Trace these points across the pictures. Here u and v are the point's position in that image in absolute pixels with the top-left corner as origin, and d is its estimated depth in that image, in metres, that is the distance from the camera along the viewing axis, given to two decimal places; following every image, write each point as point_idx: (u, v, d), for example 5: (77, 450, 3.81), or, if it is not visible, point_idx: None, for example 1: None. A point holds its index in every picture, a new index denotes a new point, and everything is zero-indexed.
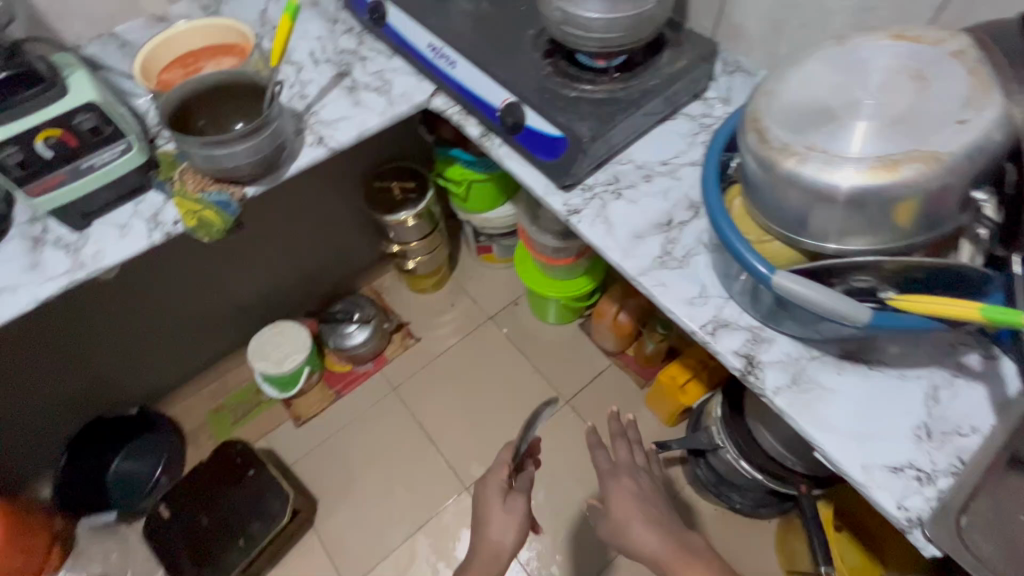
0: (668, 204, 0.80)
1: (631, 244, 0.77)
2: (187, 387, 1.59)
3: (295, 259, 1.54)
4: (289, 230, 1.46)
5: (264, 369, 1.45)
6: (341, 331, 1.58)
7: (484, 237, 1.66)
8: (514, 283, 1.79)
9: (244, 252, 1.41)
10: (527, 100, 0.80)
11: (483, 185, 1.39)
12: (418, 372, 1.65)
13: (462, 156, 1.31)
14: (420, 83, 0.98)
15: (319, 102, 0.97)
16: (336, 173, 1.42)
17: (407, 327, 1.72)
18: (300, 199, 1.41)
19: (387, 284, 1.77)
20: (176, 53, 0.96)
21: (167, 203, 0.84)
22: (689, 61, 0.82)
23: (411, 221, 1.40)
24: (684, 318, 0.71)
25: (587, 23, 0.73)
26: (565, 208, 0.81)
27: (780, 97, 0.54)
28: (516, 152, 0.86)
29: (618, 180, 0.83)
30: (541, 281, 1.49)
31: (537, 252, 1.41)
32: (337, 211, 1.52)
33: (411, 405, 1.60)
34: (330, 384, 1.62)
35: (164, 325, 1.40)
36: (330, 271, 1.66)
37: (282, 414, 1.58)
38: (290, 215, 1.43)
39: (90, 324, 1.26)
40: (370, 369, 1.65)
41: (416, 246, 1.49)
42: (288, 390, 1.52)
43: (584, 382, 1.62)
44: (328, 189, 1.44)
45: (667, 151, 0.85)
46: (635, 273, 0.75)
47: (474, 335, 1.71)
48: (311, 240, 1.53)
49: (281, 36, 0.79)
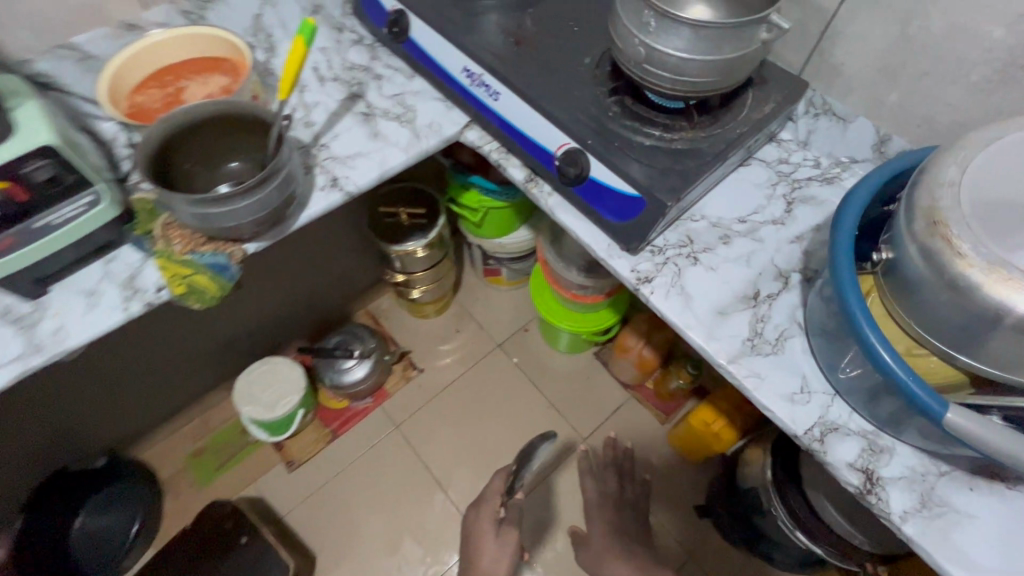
0: (752, 271, 0.70)
1: (714, 322, 0.67)
2: (162, 429, 1.42)
3: (287, 290, 1.37)
4: (285, 264, 1.29)
5: (254, 415, 1.30)
6: (338, 366, 1.43)
7: (493, 260, 1.52)
8: (523, 307, 1.66)
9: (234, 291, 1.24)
10: (593, 148, 0.67)
11: (501, 211, 1.26)
12: (423, 408, 1.53)
13: (482, 184, 1.16)
14: (449, 111, 0.84)
15: (330, 132, 0.81)
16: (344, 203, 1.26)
17: (408, 357, 1.58)
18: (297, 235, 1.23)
19: (385, 308, 1.64)
20: (153, 68, 0.79)
21: (147, 263, 0.68)
22: (777, 104, 0.70)
23: (421, 251, 1.26)
24: (786, 419, 0.60)
25: (679, 66, 0.60)
26: (634, 275, 0.69)
27: (974, 194, 0.43)
28: (570, 203, 0.74)
29: (692, 241, 0.72)
30: (561, 315, 1.37)
31: (562, 290, 1.30)
32: (337, 240, 1.35)
33: (416, 444, 1.48)
34: (325, 422, 1.48)
35: (137, 373, 1.22)
36: (325, 297, 1.49)
37: (273, 457, 1.44)
38: (288, 250, 1.25)
39: (55, 383, 1.08)
40: (369, 405, 1.51)
41: (422, 276, 1.35)
42: (279, 434, 1.38)
43: (601, 417, 1.51)
44: (330, 223, 1.27)
45: (745, 205, 0.75)
46: (723, 361, 0.64)
47: (482, 365, 1.59)
48: (308, 271, 1.36)
49: (291, 62, 0.63)
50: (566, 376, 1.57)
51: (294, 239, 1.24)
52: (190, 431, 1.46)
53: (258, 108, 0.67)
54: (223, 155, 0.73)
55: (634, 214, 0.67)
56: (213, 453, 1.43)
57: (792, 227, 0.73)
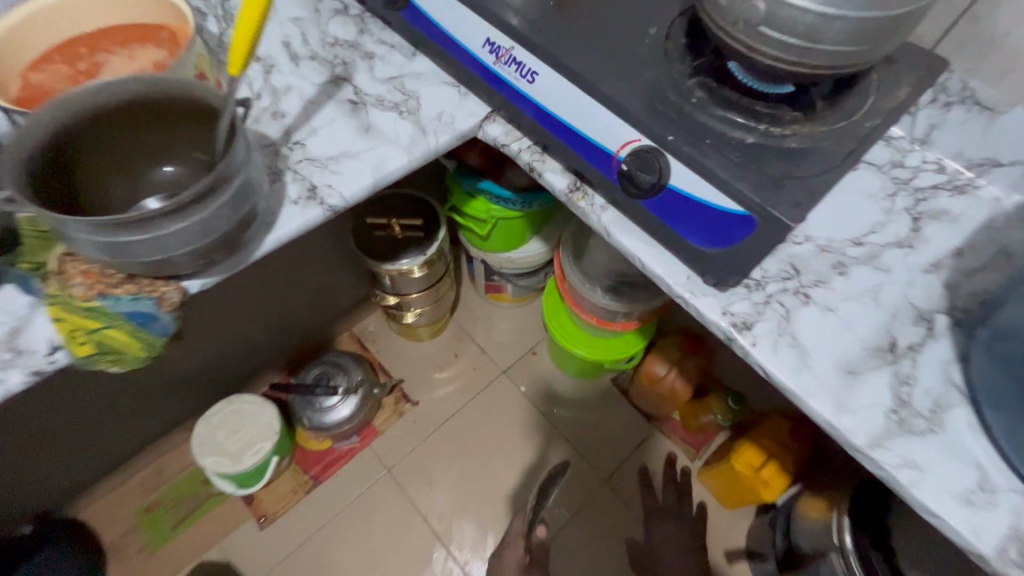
0: (883, 312, 0.52)
1: (843, 386, 0.48)
2: (106, 483, 1.19)
3: (258, 324, 1.13)
4: (257, 298, 1.05)
5: (218, 468, 1.09)
6: (319, 404, 1.22)
7: (497, 276, 1.33)
8: (528, 328, 1.47)
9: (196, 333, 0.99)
10: (675, 147, 0.49)
11: (512, 221, 1.06)
12: (419, 447, 1.32)
13: (493, 190, 0.96)
14: (463, 99, 0.65)
15: (307, 126, 0.62)
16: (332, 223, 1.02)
17: (401, 388, 1.38)
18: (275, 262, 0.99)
19: (373, 331, 1.43)
20: (57, 38, 0.58)
21: (35, 311, 0.48)
22: (912, 89, 0.52)
23: (417, 271, 1.06)
24: (967, 533, 0.43)
25: (813, 29, 0.42)
26: (727, 319, 0.51)
27: None
28: (630, 220, 0.56)
29: (798, 272, 0.54)
30: (580, 340, 1.18)
31: (582, 312, 1.06)
32: (320, 265, 1.12)
33: (411, 491, 1.28)
34: (304, 467, 1.27)
35: (71, 436, 0.96)
36: (302, 322, 1.27)
37: (241, 513, 1.22)
38: (264, 280, 1.02)
39: None
40: (355, 446, 1.30)
41: (418, 298, 1.15)
42: (248, 486, 1.16)
43: (622, 454, 1.33)
44: (314, 244, 1.03)
45: (858, 222, 0.57)
46: (865, 443, 0.46)
47: (485, 395, 1.39)
48: (284, 301, 1.13)
49: (249, 16, 0.44)
50: (581, 407, 1.38)
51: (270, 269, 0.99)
52: (141, 482, 1.22)
53: (199, 88, 0.46)
54: (152, 153, 0.52)
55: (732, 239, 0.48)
56: (169, 507, 1.21)
57: (923, 251, 0.55)
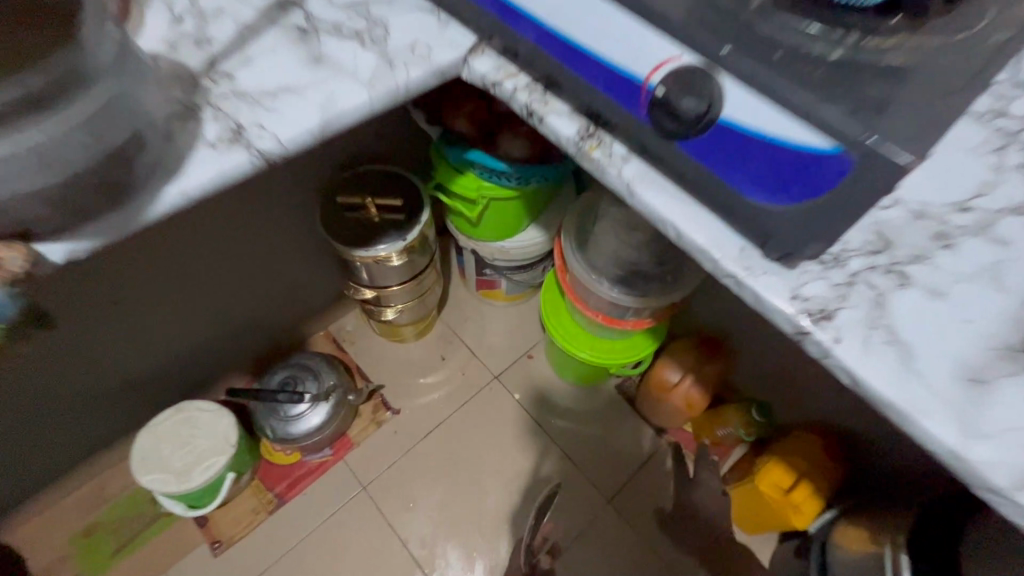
0: (1012, 299, 0.38)
1: (969, 400, 0.35)
2: (36, 501, 1.03)
3: (203, 314, 0.97)
4: (194, 277, 0.89)
5: (160, 488, 0.93)
6: (284, 412, 1.07)
7: (489, 270, 1.19)
8: (524, 330, 1.32)
9: (117, 315, 0.84)
10: (734, 64, 0.35)
11: (506, 203, 0.92)
12: (400, 462, 1.17)
13: (483, 162, 0.80)
14: (444, 28, 0.50)
15: (239, 54, 0.48)
16: (279, 183, 0.87)
17: (380, 395, 1.23)
18: (206, 226, 0.83)
19: (351, 330, 1.28)
20: None
21: None
22: None
23: (396, 258, 0.92)
24: None
25: None
26: (798, 306, 0.38)
27: None
28: (661, 177, 0.42)
29: (890, 244, 0.40)
30: (582, 342, 1.04)
31: (586, 308, 0.91)
32: (276, 244, 0.96)
33: (390, 512, 1.13)
34: (267, 483, 1.11)
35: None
36: (268, 319, 1.11)
37: (192, 536, 1.06)
38: (199, 251, 0.86)
39: None
40: (327, 459, 1.15)
41: (398, 291, 1.01)
42: (200, 506, 1.00)
43: (629, 471, 1.18)
44: (257, 209, 0.88)
45: (965, 183, 0.43)
46: (1006, 484, 0.32)
47: (475, 403, 1.24)
48: (233, 287, 0.97)
49: None
50: (582, 418, 1.23)
51: (198, 235, 0.83)
52: (79, 500, 1.07)
53: None
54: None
55: (808, 191, 0.34)
56: (109, 529, 1.05)
57: None
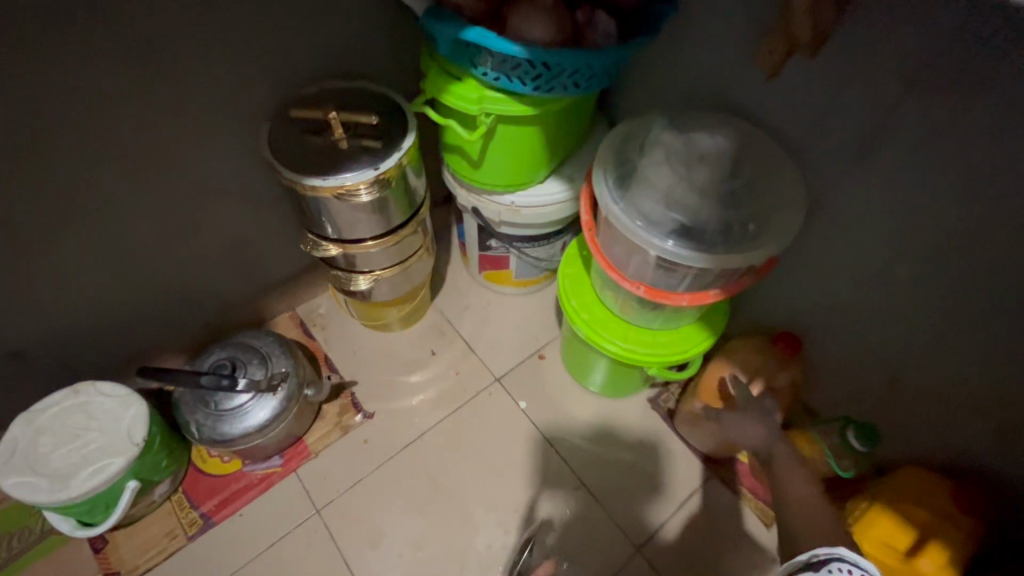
0: None
1: None
2: None
3: (95, 253, 0.73)
4: (39, 175, 0.62)
5: (26, 496, 0.68)
6: (217, 405, 0.82)
7: (494, 240, 0.94)
8: (534, 324, 1.07)
9: None
10: None
11: (518, 128, 0.68)
12: (367, 481, 0.91)
13: (489, 45, 0.55)
14: None
15: None
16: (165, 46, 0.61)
17: (350, 392, 0.98)
18: (25, 74, 0.55)
19: (322, 312, 1.04)
20: None
21: None
22: None
23: (365, 196, 0.68)
24: None
25: None
26: None
27: None
28: None
29: None
30: (614, 331, 0.77)
31: (623, 279, 0.65)
32: (180, 151, 0.71)
33: (346, 547, 0.86)
34: (193, 499, 0.86)
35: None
36: (208, 286, 0.88)
37: (84, 564, 0.80)
38: (27, 125, 0.58)
39: None
40: (274, 472, 0.89)
41: (370, 249, 0.77)
42: (91, 525, 0.75)
43: (665, 510, 0.90)
44: (127, 79, 0.61)
45: None
46: None
47: (467, 410, 0.98)
48: (122, 210, 0.71)
49: None
50: (605, 437, 0.96)
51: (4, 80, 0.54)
52: None
53: None
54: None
55: None
56: None
57: None
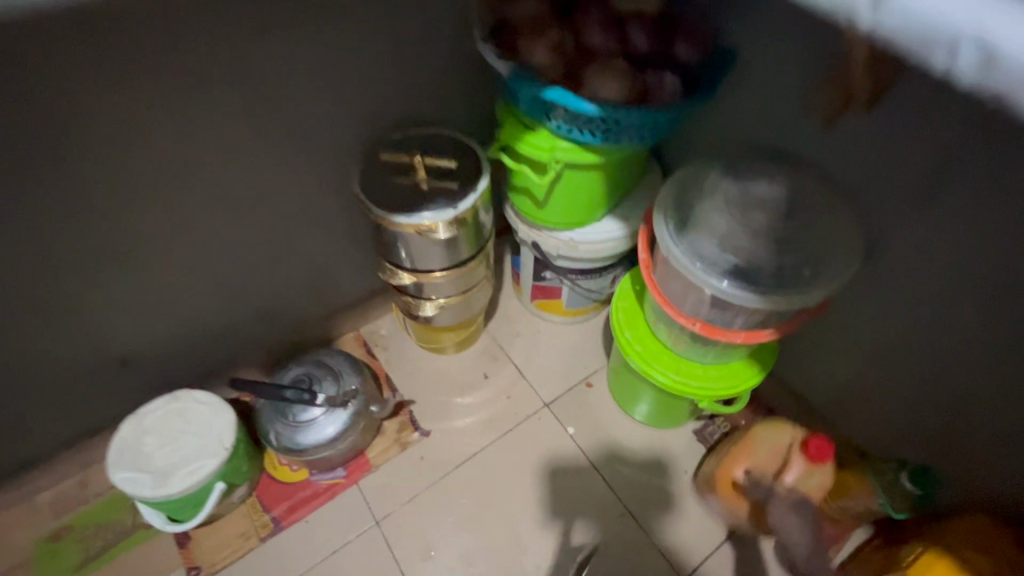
0: None
1: None
2: (12, 490, 0.90)
3: (202, 274, 0.82)
4: (164, 207, 0.72)
5: (133, 492, 0.76)
6: (293, 415, 0.89)
7: (549, 272, 1.00)
8: (583, 352, 1.11)
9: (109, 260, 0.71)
10: None
11: (582, 172, 0.75)
12: (423, 496, 0.96)
13: (566, 103, 0.62)
14: None
15: None
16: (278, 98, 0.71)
17: (408, 410, 1.04)
18: (166, 121, 0.65)
19: (384, 333, 1.12)
20: None
21: None
22: None
23: (443, 232, 0.76)
24: None
25: None
26: None
27: None
28: None
29: None
30: (667, 364, 0.81)
31: (679, 314, 0.69)
32: (279, 186, 0.80)
33: (402, 557, 0.91)
34: (266, 503, 0.93)
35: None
36: (288, 306, 0.97)
37: (169, 558, 0.88)
38: (159, 163, 0.68)
39: None
40: (338, 482, 0.96)
41: (440, 280, 0.84)
42: (181, 521, 0.83)
43: (712, 543, 0.92)
44: (246, 127, 0.71)
45: None
46: None
47: (519, 432, 1.02)
48: (229, 237, 0.81)
49: None
50: (652, 467, 0.98)
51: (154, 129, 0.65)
52: (56, 497, 0.92)
53: None
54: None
55: None
56: (79, 538, 0.89)
57: None
